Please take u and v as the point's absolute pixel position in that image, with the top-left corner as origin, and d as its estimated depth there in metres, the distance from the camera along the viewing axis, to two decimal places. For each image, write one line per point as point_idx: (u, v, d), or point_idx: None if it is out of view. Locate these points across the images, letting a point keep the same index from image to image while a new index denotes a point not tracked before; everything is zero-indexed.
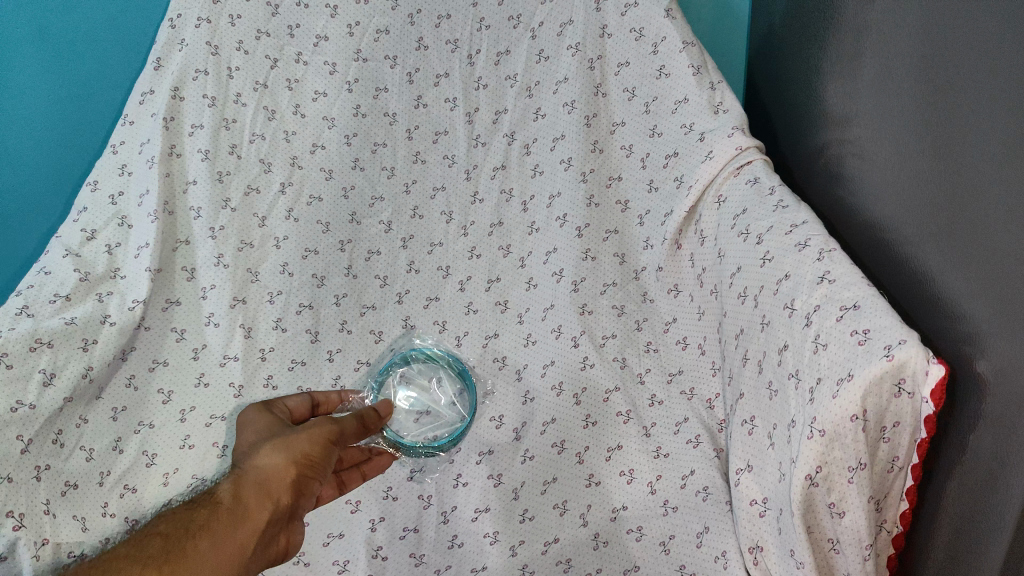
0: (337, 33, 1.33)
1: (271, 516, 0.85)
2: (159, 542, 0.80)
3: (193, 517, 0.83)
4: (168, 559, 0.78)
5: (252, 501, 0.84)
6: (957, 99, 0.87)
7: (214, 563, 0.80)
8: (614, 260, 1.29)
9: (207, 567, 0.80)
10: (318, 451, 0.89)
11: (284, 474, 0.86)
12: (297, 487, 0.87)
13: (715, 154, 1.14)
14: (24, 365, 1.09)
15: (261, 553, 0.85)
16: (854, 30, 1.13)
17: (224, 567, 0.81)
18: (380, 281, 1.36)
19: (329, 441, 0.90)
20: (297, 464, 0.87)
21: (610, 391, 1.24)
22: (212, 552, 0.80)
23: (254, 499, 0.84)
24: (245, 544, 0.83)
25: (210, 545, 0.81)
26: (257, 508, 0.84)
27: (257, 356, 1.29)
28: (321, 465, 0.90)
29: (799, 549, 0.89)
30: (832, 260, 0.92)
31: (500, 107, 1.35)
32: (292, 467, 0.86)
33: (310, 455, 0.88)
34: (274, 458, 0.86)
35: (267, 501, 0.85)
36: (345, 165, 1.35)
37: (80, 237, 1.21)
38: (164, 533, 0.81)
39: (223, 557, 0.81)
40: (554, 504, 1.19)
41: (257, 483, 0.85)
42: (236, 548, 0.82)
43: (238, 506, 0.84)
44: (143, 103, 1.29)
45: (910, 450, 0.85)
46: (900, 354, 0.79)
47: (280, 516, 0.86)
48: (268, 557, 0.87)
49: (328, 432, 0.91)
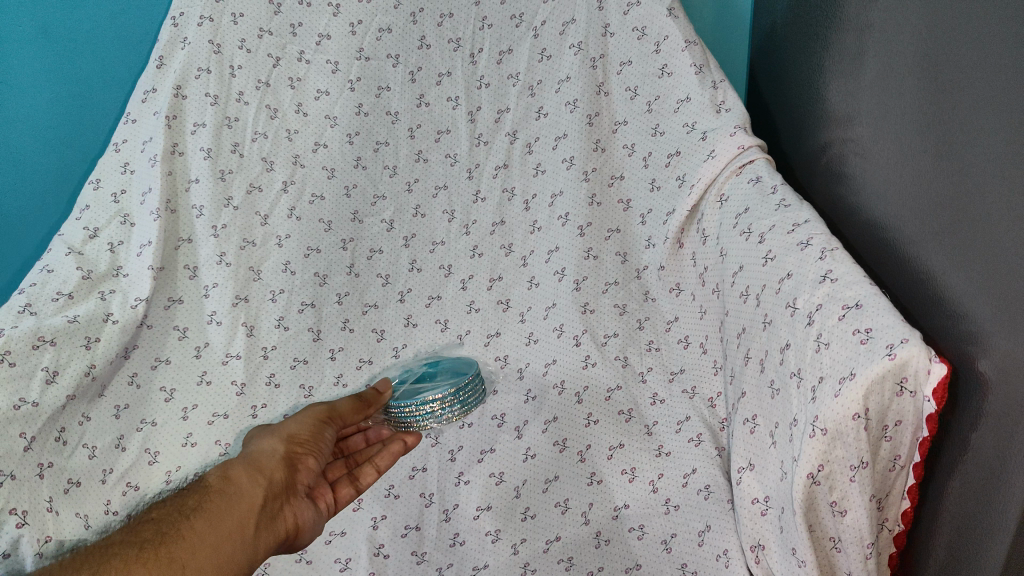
0: (339, 32, 1.32)
1: (266, 490, 0.84)
2: (152, 527, 0.76)
3: (186, 503, 0.80)
4: (164, 540, 0.74)
5: (244, 479, 0.84)
6: (958, 98, 0.87)
7: (214, 541, 0.77)
8: (615, 260, 1.31)
9: (207, 545, 0.76)
10: (305, 431, 0.94)
11: (273, 450, 0.89)
12: (289, 461, 0.90)
13: (718, 153, 1.14)
14: (26, 363, 1.09)
15: (266, 533, 0.82)
16: (855, 30, 1.14)
17: (226, 544, 0.77)
18: (382, 279, 1.37)
19: (315, 420, 0.96)
20: (287, 441, 0.91)
21: (611, 390, 1.26)
22: (210, 531, 0.77)
23: (245, 477, 0.84)
24: (244, 520, 0.80)
25: (207, 524, 0.78)
26: (250, 484, 0.84)
27: (259, 354, 1.30)
28: (313, 444, 0.94)
29: (801, 548, 0.89)
30: (834, 259, 0.92)
31: (503, 106, 1.34)
32: (281, 443, 0.90)
33: (298, 435, 0.93)
34: (263, 442, 0.90)
35: (259, 477, 0.85)
36: (347, 163, 1.35)
37: (82, 235, 1.22)
38: (156, 519, 0.77)
39: (222, 534, 0.78)
40: (555, 503, 1.18)
41: (247, 463, 0.87)
42: (235, 525, 0.79)
43: (231, 485, 0.83)
44: (145, 101, 1.28)
45: (911, 449, 0.86)
46: (902, 353, 0.79)
47: (277, 492, 0.86)
48: (274, 538, 0.84)
49: (315, 416, 0.97)
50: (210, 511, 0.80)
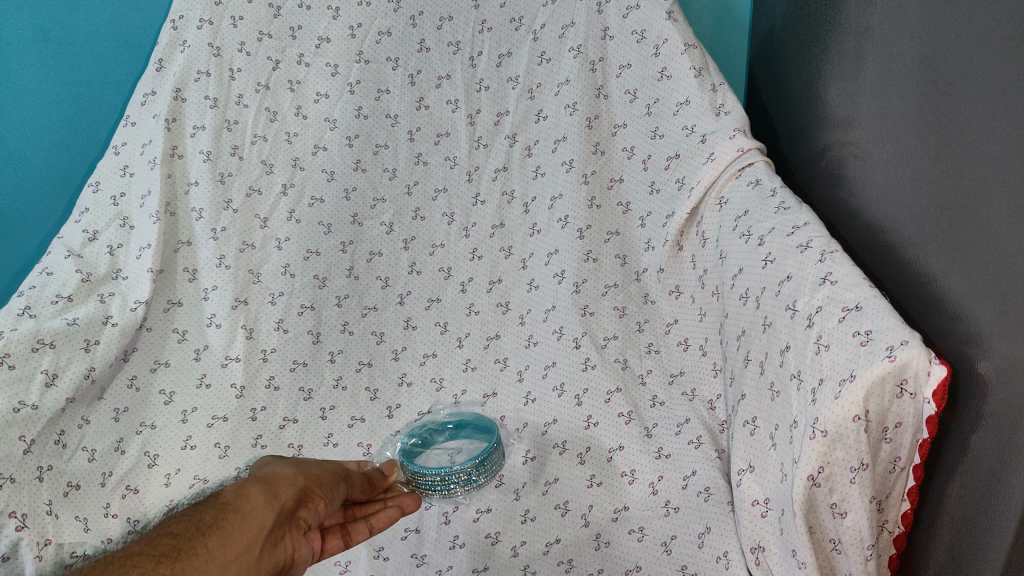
0: (338, 35, 1.32)
1: (276, 516, 0.83)
2: (168, 542, 0.75)
3: (202, 518, 0.79)
4: (177, 559, 0.73)
5: (258, 499, 0.83)
6: (958, 102, 0.88)
7: (222, 562, 0.75)
8: (615, 262, 1.31)
9: (216, 566, 0.75)
10: (325, 474, 0.93)
11: (291, 479, 0.88)
12: (302, 493, 0.88)
13: (716, 156, 1.15)
14: (27, 365, 1.07)
15: (267, 559, 0.81)
16: (854, 32, 1.14)
17: (234, 568, 0.76)
18: (382, 281, 1.37)
19: (334, 471, 0.95)
20: (305, 476, 0.90)
21: (611, 392, 1.25)
22: (221, 552, 0.76)
23: (260, 500, 0.83)
24: (253, 543, 0.79)
25: (219, 544, 0.76)
26: (262, 507, 0.82)
27: (259, 356, 1.30)
28: (329, 488, 0.92)
29: (801, 550, 0.89)
30: (834, 261, 0.93)
31: (502, 109, 1.34)
32: (299, 477, 0.89)
33: (317, 476, 0.92)
34: (281, 469, 0.89)
35: (273, 502, 0.84)
36: (346, 166, 1.35)
37: (82, 238, 1.22)
38: (173, 533, 0.77)
39: (232, 555, 0.76)
40: (555, 505, 1.18)
41: (263, 484, 0.86)
42: (243, 547, 0.77)
43: (245, 502, 0.82)
44: (144, 104, 1.28)
45: (911, 451, 0.86)
46: (902, 355, 0.79)
47: (283, 519, 0.84)
48: (273, 565, 0.82)
49: (333, 466, 0.96)
50: (223, 527, 0.78)
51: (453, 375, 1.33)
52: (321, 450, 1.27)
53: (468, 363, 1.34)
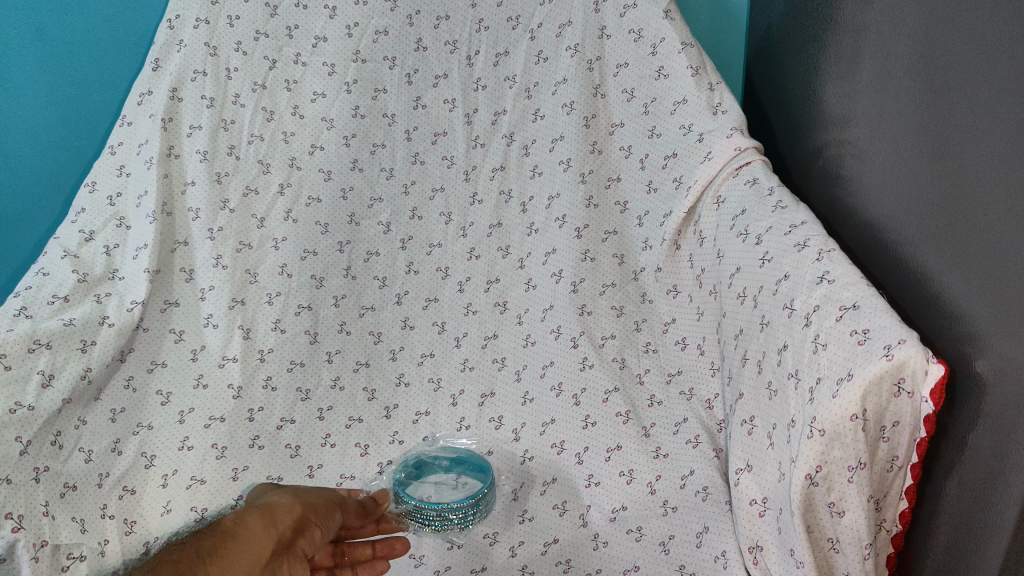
0: (336, 34, 1.33)
1: (274, 543, 0.88)
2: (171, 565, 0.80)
3: (203, 544, 0.84)
4: None
5: (259, 527, 0.88)
6: (956, 100, 0.87)
7: None
8: (613, 261, 1.31)
9: None
10: (321, 503, 0.98)
11: (290, 508, 0.93)
12: (301, 523, 0.93)
13: (714, 154, 1.15)
14: (22, 366, 1.07)
15: None
16: (853, 30, 1.14)
17: None
18: (380, 281, 1.37)
19: (331, 501, 1.00)
20: (302, 505, 0.95)
21: (610, 391, 1.24)
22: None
23: (259, 527, 0.88)
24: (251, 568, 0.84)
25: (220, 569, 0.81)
26: (261, 535, 0.87)
27: (257, 356, 1.29)
28: (325, 517, 0.97)
29: (800, 549, 0.89)
30: (832, 260, 0.92)
31: (499, 108, 1.34)
32: (297, 507, 0.94)
33: (314, 505, 0.97)
34: (280, 500, 0.94)
35: (272, 529, 0.89)
36: (344, 166, 1.35)
37: (78, 238, 1.21)
38: (176, 558, 0.81)
39: None
40: (553, 505, 1.18)
41: (264, 512, 0.91)
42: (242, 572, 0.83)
43: (246, 529, 0.87)
44: (141, 104, 1.28)
45: (910, 450, 0.85)
46: (900, 354, 0.79)
47: (282, 547, 0.90)
48: None
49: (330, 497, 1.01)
50: (225, 553, 0.83)
51: (451, 375, 1.33)
52: (318, 451, 1.26)
53: (466, 363, 1.33)
